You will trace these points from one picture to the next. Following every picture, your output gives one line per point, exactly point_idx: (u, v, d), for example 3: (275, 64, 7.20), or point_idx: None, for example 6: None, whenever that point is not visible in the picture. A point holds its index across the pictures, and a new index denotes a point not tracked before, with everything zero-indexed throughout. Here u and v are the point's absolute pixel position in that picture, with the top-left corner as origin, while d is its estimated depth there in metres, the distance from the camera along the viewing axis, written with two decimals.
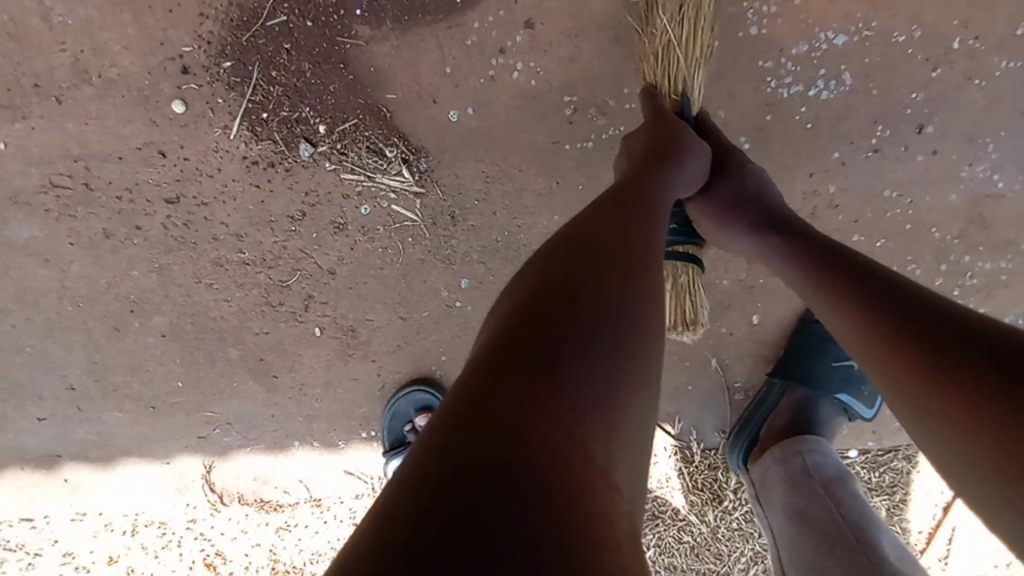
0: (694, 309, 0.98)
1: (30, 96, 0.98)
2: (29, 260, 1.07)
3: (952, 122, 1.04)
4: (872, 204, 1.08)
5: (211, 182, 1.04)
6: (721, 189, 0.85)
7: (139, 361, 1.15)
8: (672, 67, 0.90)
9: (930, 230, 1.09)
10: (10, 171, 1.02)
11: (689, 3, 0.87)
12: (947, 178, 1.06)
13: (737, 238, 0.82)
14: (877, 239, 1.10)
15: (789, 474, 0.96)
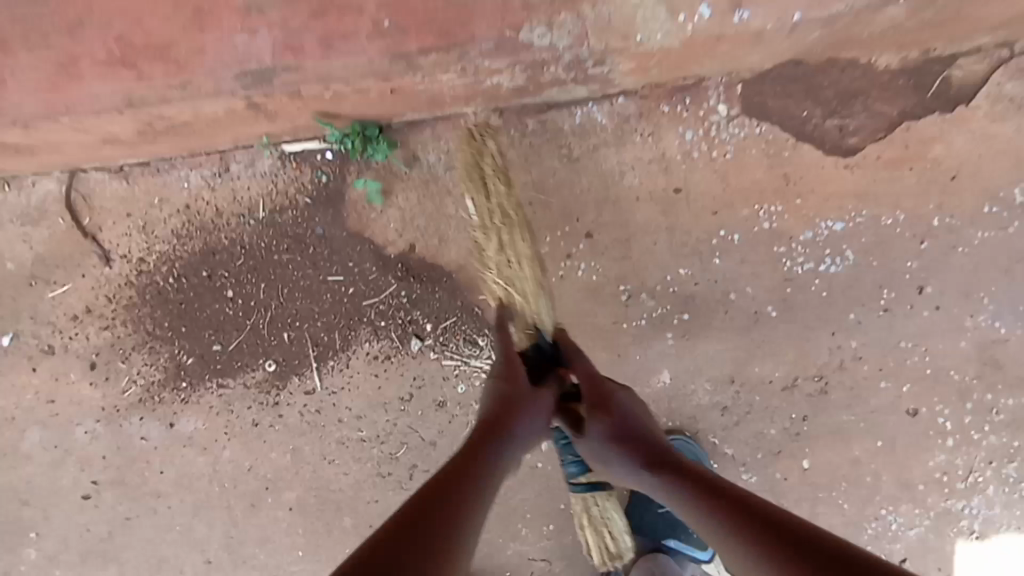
0: (615, 541, 1.09)
1: (208, 317, 1.25)
2: (191, 449, 1.30)
3: (946, 286, 1.21)
4: (892, 354, 1.22)
5: (341, 374, 1.28)
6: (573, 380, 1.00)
7: (268, 534, 1.31)
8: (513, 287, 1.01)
9: (948, 372, 1.21)
10: (185, 377, 1.26)
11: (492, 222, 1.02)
12: (955, 327, 1.21)
13: (606, 456, 0.93)
14: (902, 385, 1.23)
15: None
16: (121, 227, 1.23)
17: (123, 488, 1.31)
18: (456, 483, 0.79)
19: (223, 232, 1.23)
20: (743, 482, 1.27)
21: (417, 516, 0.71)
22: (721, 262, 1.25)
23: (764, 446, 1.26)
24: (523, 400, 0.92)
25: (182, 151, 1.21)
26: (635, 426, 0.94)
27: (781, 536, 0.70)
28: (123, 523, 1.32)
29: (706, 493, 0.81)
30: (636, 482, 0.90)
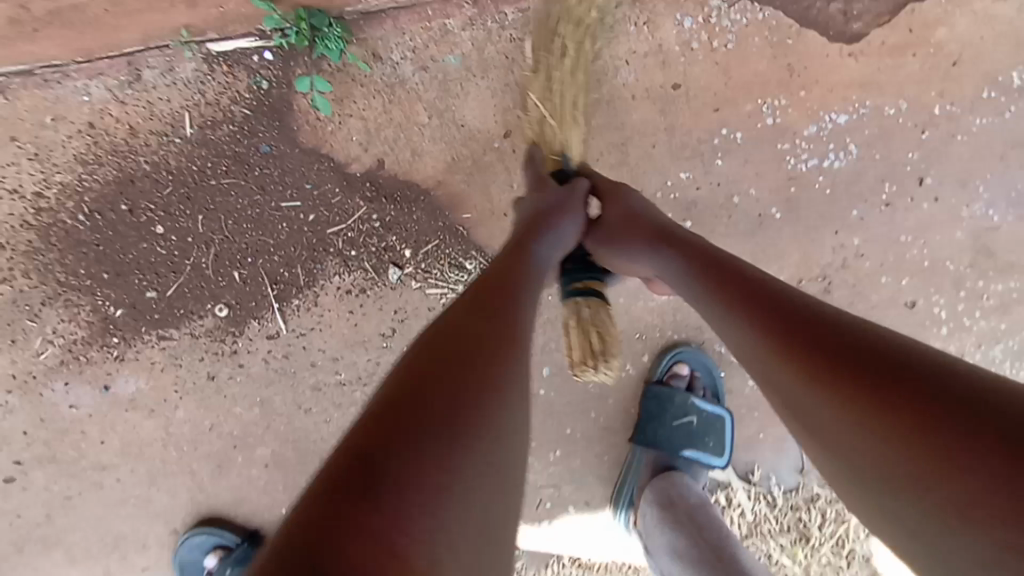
0: (612, 347, 1.00)
1: (134, 258, 1.02)
2: (135, 414, 1.10)
3: (945, 173, 1.20)
4: (893, 249, 1.22)
5: (309, 314, 1.10)
6: (609, 214, 0.92)
7: (242, 495, 1.18)
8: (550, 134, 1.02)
9: (945, 263, 1.23)
10: (115, 332, 1.05)
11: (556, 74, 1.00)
12: (952, 218, 1.22)
13: (634, 255, 0.88)
14: (902, 278, 1.23)
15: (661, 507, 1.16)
16: (3, 154, 0.97)
17: (57, 465, 1.11)
18: (475, 308, 0.69)
19: (141, 155, 0.99)
20: (748, 390, 1.29)
21: (433, 353, 0.61)
22: (724, 162, 1.16)
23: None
24: (527, 232, 0.85)
25: (74, 52, 0.96)
26: (652, 218, 0.89)
27: (833, 336, 0.62)
28: (63, 503, 1.14)
29: (734, 288, 0.73)
30: (653, 267, 0.86)
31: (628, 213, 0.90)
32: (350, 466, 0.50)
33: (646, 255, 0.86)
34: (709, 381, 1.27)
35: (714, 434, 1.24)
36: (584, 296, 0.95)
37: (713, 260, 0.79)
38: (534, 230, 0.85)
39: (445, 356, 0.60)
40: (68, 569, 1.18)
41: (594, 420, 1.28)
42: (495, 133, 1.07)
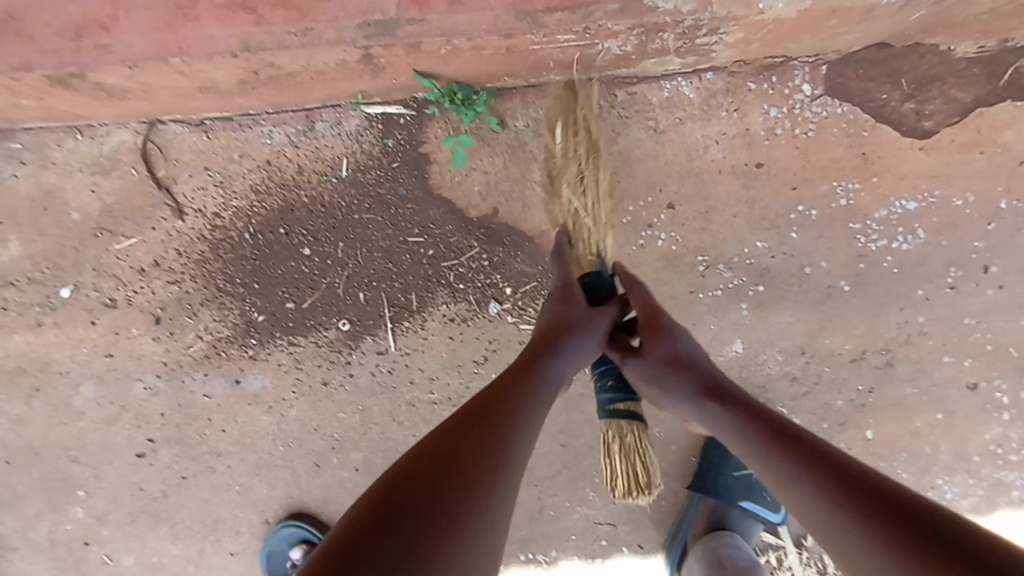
0: (645, 472, 1.03)
1: (285, 276, 1.18)
2: (255, 408, 1.25)
3: (1010, 264, 1.28)
4: (956, 330, 1.29)
5: (415, 335, 1.24)
6: (658, 351, 0.93)
7: (333, 494, 1.30)
8: (584, 232, 1.11)
9: (1007, 350, 1.29)
10: (252, 334, 1.21)
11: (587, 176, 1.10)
12: (1015, 306, 1.28)
13: (674, 400, 0.91)
14: (963, 359, 1.30)
15: (708, 564, 1.19)
16: (197, 181, 1.17)
17: (181, 446, 1.26)
18: (494, 394, 0.81)
19: (303, 189, 1.18)
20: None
21: (444, 433, 0.71)
22: (798, 236, 1.27)
23: (831, 417, 1.32)
24: (577, 323, 0.95)
25: (269, 104, 1.14)
26: (686, 348, 0.94)
27: (834, 461, 0.72)
28: (179, 482, 1.28)
29: (759, 421, 0.81)
30: (643, 376, 0.94)
31: (648, 306, 0.99)
32: (412, 483, 0.63)
33: (682, 399, 0.90)
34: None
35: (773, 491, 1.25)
36: (627, 419, 1.01)
37: (737, 395, 0.86)
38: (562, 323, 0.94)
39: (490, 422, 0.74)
40: (170, 545, 1.31)
41: (657, 464, 1.29)
42: None
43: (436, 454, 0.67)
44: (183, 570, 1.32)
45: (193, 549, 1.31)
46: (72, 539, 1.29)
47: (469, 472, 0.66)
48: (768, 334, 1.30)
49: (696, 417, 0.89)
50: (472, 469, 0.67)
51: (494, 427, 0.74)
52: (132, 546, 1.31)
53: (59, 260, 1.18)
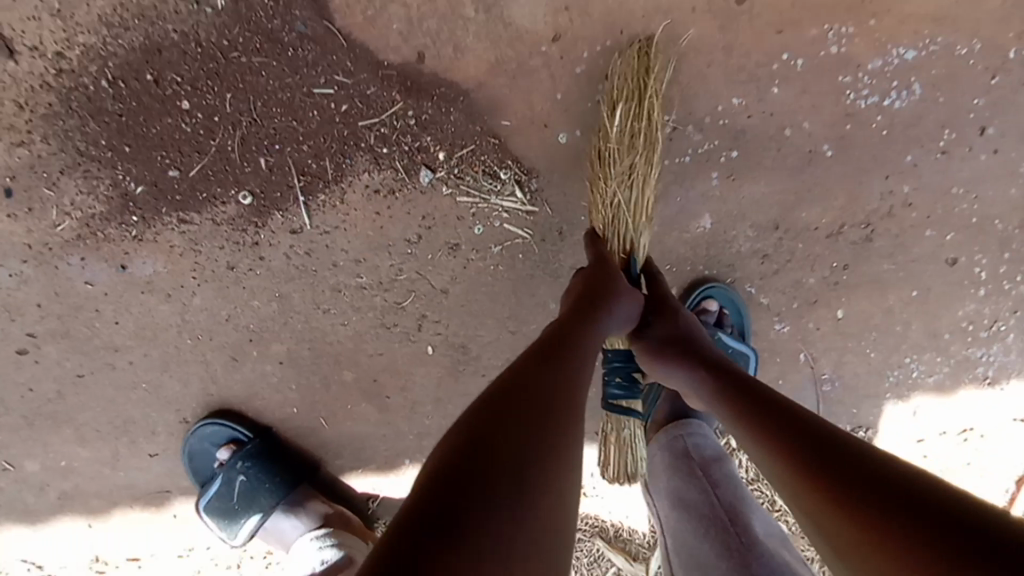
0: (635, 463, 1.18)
1: (160, 134, 0.98)
2: (151, 296, 1.08)
3: (1012, 123, 1.15)
4: (943, 201, 1.18)
5: (334, 211, 1.07)
6: (655, 330, 0.93)
7: (255, 391, 1.16)
8: (619, 225, 1.00)
9: (994, 222, 1.20)
10: (131, 208, 1.01)
11: (636, 170, 0.99)
12: (1009, 173, 1.17)
13: (670, 370, 0.89)
14: (947, 232, 1.20)
15: (673, 455, 1.08)
16: (25, 7, 0.91)
17: (69, 341, 1.09)
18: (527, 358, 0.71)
19: (169, 22, 0.94)
20: (775, 333, 1.26)
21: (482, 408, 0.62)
22: (779, 91, 1.11)
23: (802, 295, 1.23)
24: (602, 293, 0.86)
25: None
26: (697, 338, 0.90)
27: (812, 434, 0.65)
28: (74, 381, 1.12)
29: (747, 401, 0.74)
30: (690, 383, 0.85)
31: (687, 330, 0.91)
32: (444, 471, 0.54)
33: (679, 373, 0.87)
34: (736, 319, 1.21)
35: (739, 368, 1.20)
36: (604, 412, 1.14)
37: (742, 379, 0.78)
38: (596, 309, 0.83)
39: (526, 380, 0.66)
40: (77, 448, 1.18)
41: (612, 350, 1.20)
42: (543, 36, 1.03)
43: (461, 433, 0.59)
44: (97, 473, 1.20)
45: (105, 451, 1.19)
46: None
47: (513, 463, 0.56)
48: (740, 207, 1.17)
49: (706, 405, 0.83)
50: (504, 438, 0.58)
51: (526, 397, 0.63)
52: (32, 450, 1.17)
53: None
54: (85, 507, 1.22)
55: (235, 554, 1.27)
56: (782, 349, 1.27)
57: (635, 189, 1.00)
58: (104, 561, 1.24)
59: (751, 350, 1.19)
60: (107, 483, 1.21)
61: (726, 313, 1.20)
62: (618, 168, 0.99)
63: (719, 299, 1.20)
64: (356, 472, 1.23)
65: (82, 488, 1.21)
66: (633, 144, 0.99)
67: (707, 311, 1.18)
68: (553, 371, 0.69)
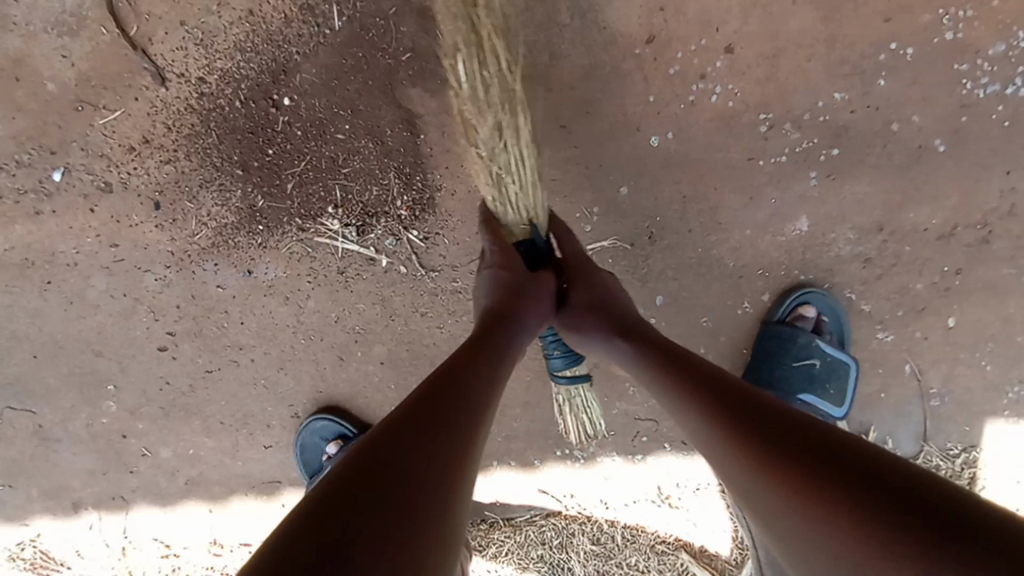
0: (591, 422, 1.11)
1: (283, 149, 1.09)
2: (271, 299, 1.18)
3: None
4: None
5: (435, 217, 1.13)
6: (570, 307, 0.89)
7: (358, 389, 1.23)
8: (510, 195, 0.94)
9: None
10: (258, 218, 1.13)
11: (509, 128, 0.91)
12: None
13: (592, 341, 0.87)
14: None
15: None
16: (176, 41, 1.06)
17: (202, 340, 1.21)
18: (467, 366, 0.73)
19: (295, 47, 1.06)
20: (878, 343, 1.14)
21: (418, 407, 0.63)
22: (887, 82, 1.05)
23: (908, 303, 1.12)
24: (527, 284, 0.87)
25: None
26: (619, 311, 0.87)
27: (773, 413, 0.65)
28: (204, 376, 1.24)
29: (692, 379, 0.73)
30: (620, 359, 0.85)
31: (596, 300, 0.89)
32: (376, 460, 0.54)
33: (601, 345, 0.86)
34: (836, 327, 1.12)
35: (838, 381, 1.12)
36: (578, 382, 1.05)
37: (682, 358, 0.78)
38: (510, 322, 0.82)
39: (448, 398, 0.66)
40: (204, 438, 1.30)
41: (703, 357, 1.17)
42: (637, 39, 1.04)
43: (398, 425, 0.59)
44: (219, 463, 1.32)
45: (227, 442, 1.30)
46: (110, 431, 1.29)
47: (441, 450, 0.59)
48: (840, 209, 1.10)
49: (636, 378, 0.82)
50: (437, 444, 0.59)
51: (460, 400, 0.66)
52: (167, 438, 1.30)
53: (45, 139, 1.10)
54: (207, 493, 1.34)
55: None
56: (888, 359, 1.14)
57: (512, 148, 0.92)
58: (220, 545, 1.35)
59: (852, 360, 1.11)
60: (227, 472, 1.32)
61: (824, 320, 1.11)
62: (483, 131, 0.90)
63: (817, 304, 1.10)
64: None
65: (207, 476, 1.33)
66: (487, 103, 0.89)
67: (803, 319, 1.10)
68: (474, 383, 0.71)
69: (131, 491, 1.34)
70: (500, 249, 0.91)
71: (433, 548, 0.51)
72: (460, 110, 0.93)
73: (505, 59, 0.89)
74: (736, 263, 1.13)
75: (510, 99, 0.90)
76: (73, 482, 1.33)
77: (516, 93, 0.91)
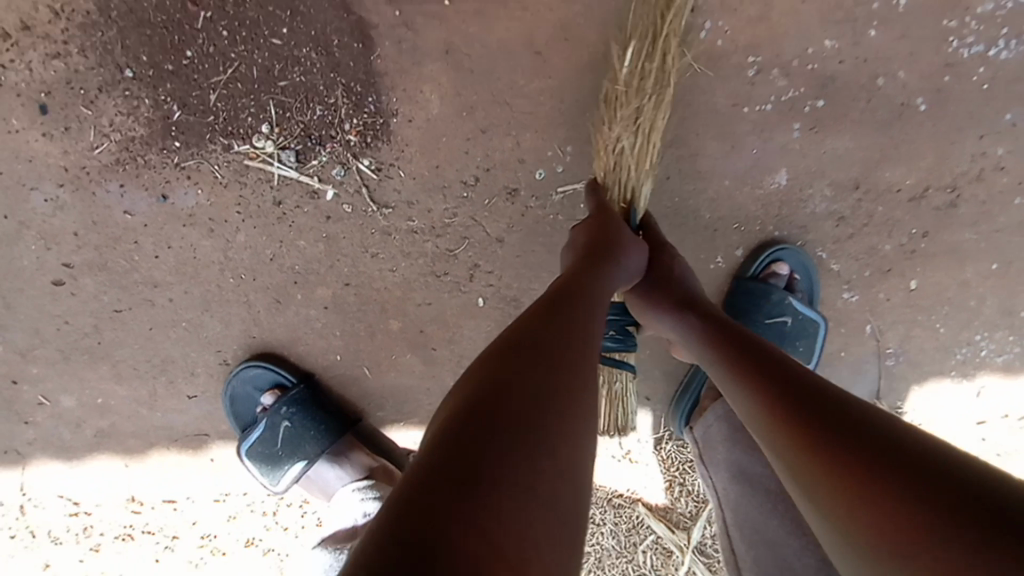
0: (624, 415, 1.11)
1: (205, 52, 0.92)
2: (191, 230, 1.02)
3: None
4: None
5: (389, 146, 0.99)
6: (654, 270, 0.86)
7: (299, 335, 1.11)
8: (623, 172, 0.91)
9: None
10: (174, 134, 0.95)
11: (644, 115, 0.89)
12: None
13: (663, 317, 0.83)
14: None
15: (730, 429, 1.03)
16: None
17: (108, 275, 1.04)
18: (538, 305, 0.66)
19: None
20: (842, 302, 1.15)
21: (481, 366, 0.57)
22: (877, 33, 1.00)
23: (876, 262, 1.12)
24: (623, 240, 0.81)
25: None
26: (688, 287, 0.84)
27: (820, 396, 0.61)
28: (112, 316, 1.08)
29: (745, 357, 0.70)
30: (679, 331, 0.81)
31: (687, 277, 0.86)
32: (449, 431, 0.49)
33: (673, 322, 0.82)
34: (806, 285, 1.11)
35: (806, 339, 1.13)
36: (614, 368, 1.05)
37: (740, 336, 0.74)
38: (600, 278, 0.74)
39: (517, 342, 0.59)
40: (115, 386, 1.15)
41: None
42: None
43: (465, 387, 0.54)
44: (134, 414, 1.17)
45: (142, 390, 1.15)
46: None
47: (513, 404, 0.52)
48: (819, 164, 1.06)
49: (698, 357, 0.78)
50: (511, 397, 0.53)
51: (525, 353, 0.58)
52: (69, 386, 1.14)
53: None
54: (121, 447, 1.19)
55: (271, 502, 1.23)
56: (850, 319, 1.15)
57: (638, 135, 0.90)
58: (139, 502, 1.22)
59: (821, 319, 1.11)
60: (144, 423, 1.18)
61: (795, 277, 1.10)
62: (624, 115, 0.89)
63: (789, 261, 1.09)
64: (396, 424, 1.18)
65: (119, 427, 1.18)
66: (623, 106, 0.89)
67: (776, 275, 1.08)
68: (573, 328, 0.63)
69: (27, 444, 1.17)
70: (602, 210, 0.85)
71: (523, 539, 0.45)
72: (610, 94, 0.92)
73: (665, 50, 0.87)
74: (712, 214, 1.08)
75: (662, 88, 0.89)
76: None
77: (669, 82, 0.89)
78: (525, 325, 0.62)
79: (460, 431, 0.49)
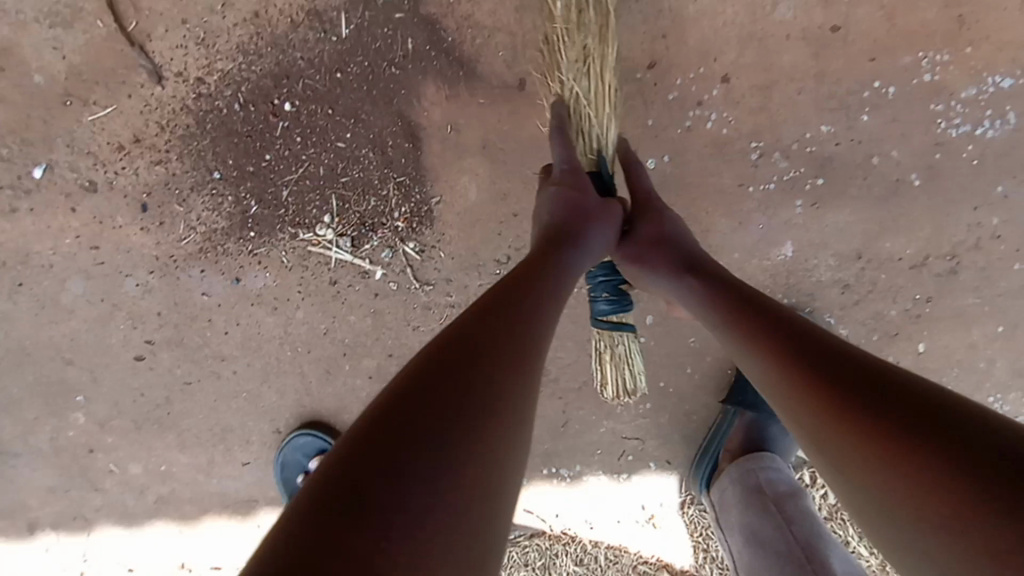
0: (633, 377, 1.03)
1: (279, 158, 1.08)
2: (258, 308, 1.15)
3: None
4: None
5: (432, 229, 1.12)
6: (642, 230, 0.88)
7: (345, 403, 1.20)
8: (585, 121, 0.92)
9: None
10: (250, 227, 1.11)
11: (591, 55, 0.89)
12: None
13: (657, 280, 0.85)
14: None
15: (743, 490, 1.07)
16: (176, 39, 1.05)
17: (181, 350, 1.17)
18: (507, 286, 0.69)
19: (299, 53, 1.06)
20: None
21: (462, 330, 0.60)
22: (870, 118, 1.11)
23: (883, 328, 1.18)
24: (582, 207, 0.83)
25: None
26: (682, 248, 0.85)
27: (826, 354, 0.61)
28: (182, 387, 1.19)
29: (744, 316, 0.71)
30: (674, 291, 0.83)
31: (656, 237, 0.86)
32: (414, 392, 0.52)
33: (669, 281, 0.83)
34: None
35: None
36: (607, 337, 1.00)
37: (738, 295, 0.74)
38: (557, 250, 0.78)
39: (488, 314, 0.63)
40: (177, 453, 1.24)
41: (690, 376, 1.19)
42: (638, 65, 1.08)
43: (441, 350, 0.57)
44: (192, 480, 1.26)
45: (202, 458, 1.24)
46: (76, 445, 1.23)
47: (475, 371, 0.55)
48: (823, 236, 1.15)
49: (695, 316, 0.80)
50: (486, 364, 0.57)
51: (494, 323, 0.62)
52: (137, 453, 1.24)
53: (28, 133, 1.07)
54: (178, 512, 1.27)
55: None
56: None
57: (593, 76, 0.90)
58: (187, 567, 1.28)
59: None
60: (199, 490, 1.26)
61: None
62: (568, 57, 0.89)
63: None
64: None
65: (178, 493, 1.26)
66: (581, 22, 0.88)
67: None
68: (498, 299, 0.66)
69: (95, 509, 1.26)
70: (570, 171, 0.88)
71: (479, 487, 0.49)
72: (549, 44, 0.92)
73: None
74: None
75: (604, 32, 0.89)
76: (31, 499, 1.25)
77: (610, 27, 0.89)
78: (489, 311, 0.64)
79: (428, 390, 0.52)
